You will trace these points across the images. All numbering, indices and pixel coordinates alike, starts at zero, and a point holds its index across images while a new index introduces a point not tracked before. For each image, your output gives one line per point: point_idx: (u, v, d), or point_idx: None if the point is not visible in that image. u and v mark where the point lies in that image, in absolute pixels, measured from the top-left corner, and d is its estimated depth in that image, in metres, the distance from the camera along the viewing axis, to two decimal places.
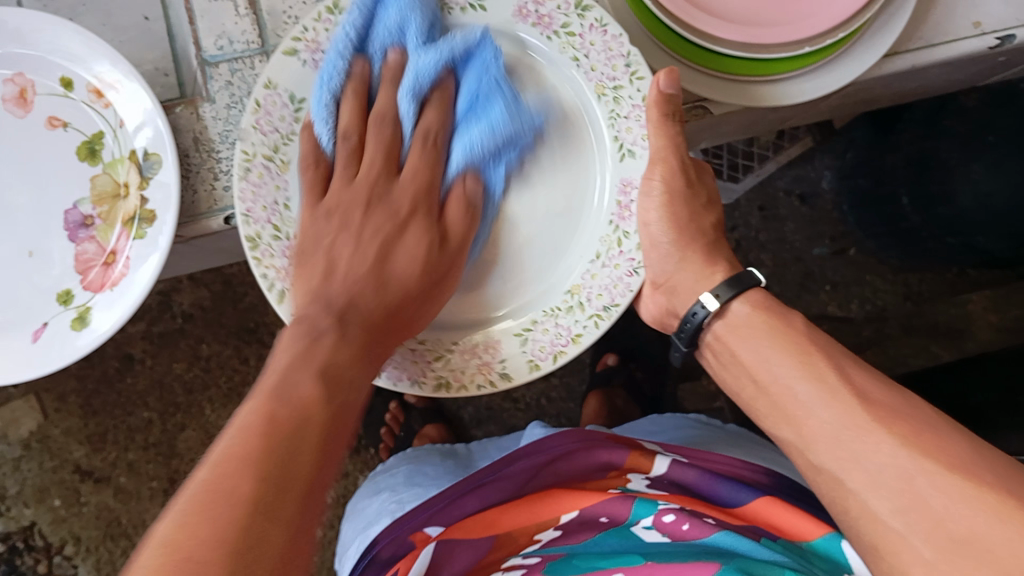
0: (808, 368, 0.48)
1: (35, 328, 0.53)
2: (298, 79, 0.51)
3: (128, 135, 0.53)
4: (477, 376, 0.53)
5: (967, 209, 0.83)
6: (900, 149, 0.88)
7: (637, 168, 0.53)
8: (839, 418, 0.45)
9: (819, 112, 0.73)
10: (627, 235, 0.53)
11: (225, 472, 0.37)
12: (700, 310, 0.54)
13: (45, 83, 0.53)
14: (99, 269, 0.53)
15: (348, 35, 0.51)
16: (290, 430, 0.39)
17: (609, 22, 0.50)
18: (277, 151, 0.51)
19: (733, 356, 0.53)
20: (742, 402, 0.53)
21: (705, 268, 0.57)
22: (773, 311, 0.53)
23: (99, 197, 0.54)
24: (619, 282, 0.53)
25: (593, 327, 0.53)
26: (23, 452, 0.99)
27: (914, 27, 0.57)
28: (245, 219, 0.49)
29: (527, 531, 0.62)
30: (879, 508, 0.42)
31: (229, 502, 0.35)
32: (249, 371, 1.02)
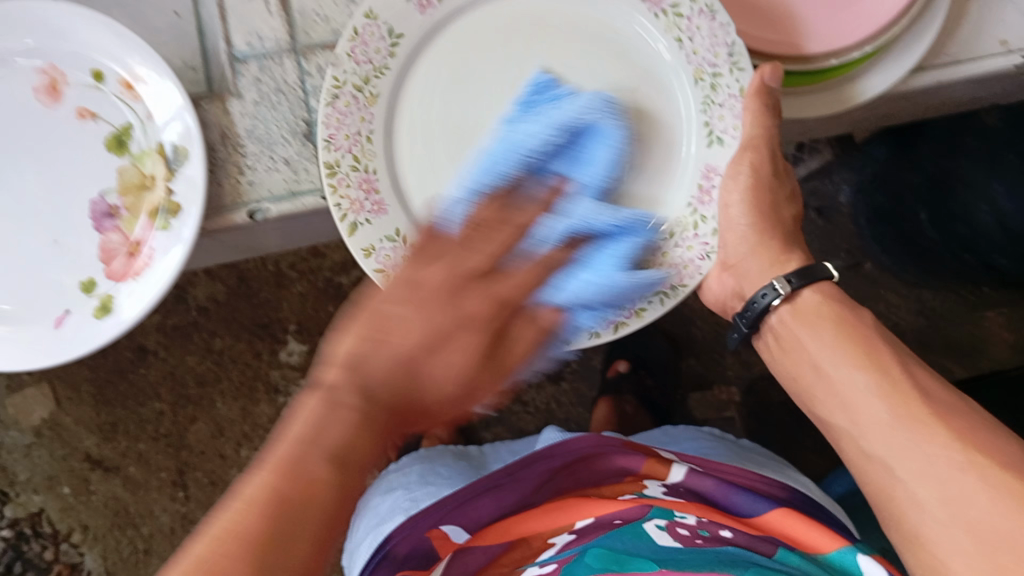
0: (868, 359, 0.48)
1: (56, 315, 0.54)
2: (400, 14, 0.50)
3: (155, 128, 0.53)
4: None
5: (987, 231, 0.84)
6: (919, 166, 0.86)
7: (723, 156, 0.51)
8: (893, 407, 0.45)
9: (839, 126, 0.73)
10: (704, 220, 0.51)
11: (245, 513, 0.34)
12: (769, 293, 0.53)
13: (75, 73, 0.54)
14: (122, 259, 0.54)
15: None
16: (302, 491, 0.35)
17: (718, 9, 0.50)
18: (366, 83, 0.50)
19: (797, 343, 0.52)
20: (800, 390, 0.53)
21: (779, 256, 0.56)
22: (840, 303, 0.52)
23: (125, 188, 0.54)
24: (688, 264, 0.51)
25: (658, 304, 0.51)
26: (33, 439, 1.00)
27: (940, 43, 0.57)
28: (326, 144, 0.49)
29: (542, 534, 0.64)
30: (926, 500, 0.43)
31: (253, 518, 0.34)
32: (260, 366, 1.02)
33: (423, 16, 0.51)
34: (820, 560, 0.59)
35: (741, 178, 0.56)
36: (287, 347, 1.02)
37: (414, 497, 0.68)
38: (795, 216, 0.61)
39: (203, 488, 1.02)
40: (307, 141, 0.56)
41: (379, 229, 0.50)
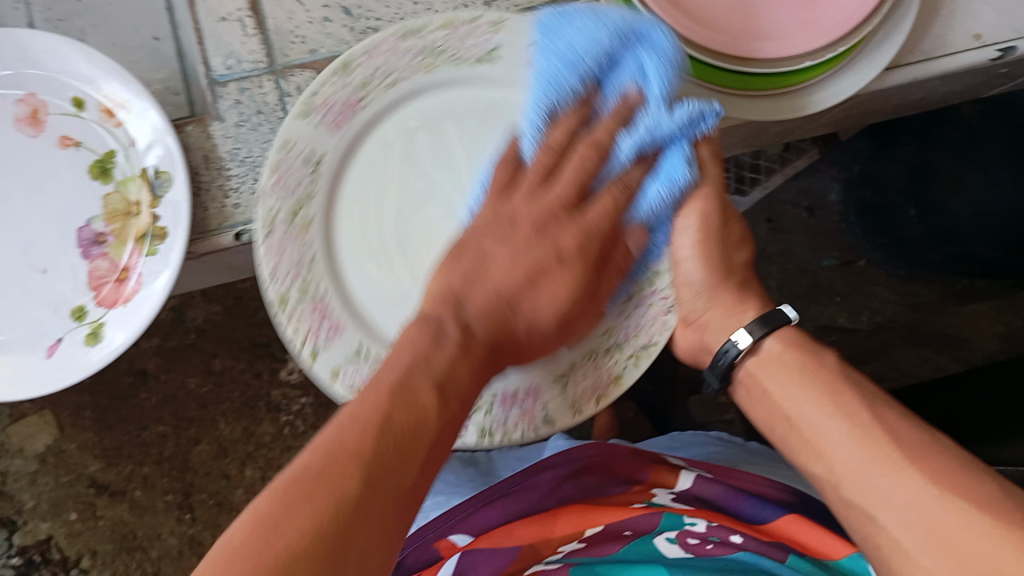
0: (838, 407, 0.46)
1: (49, 344, 0.54)
2: (313, 137, 0.51)
3: (137, 154, 0.54)
4: (519, 425, 0.52)
5: (959, 219, 0.85)
6: (901, 160, 0.88)
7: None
8: (868, 452, 0.44)
9: (821, 126, 0.74)
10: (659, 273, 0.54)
11: (345, 434, 0.38)
12: (732, 349, 0.51)
13: (57, 103, 0.55)
14: (111, 286, 0.54)
15: (362, 96, 0.52)
16: (404, 420, 0.40)
17: None
18: (298, 213, 0.51)
19: (764, 396, 0.50)
20: (773, 439, 0.50)
21: (736, 307, 0.53)
22: (806, 350, 0.50)
23: (111, 216, 0.55)
24: (654, 321, 0.53)
25: (632, 365, 0.52)
26: (38, 466, 1.00)
27: (913, 41, 0.58)
28: (272, 278, 0.50)
29: (550, 543, 0.61)
30: (908, 544, 0.41)
31: (336, 477, 0.36)
32: (260, 386, 1.03)
33: (338, 133, 0.52)
34: (830, 564, 0.58)
35: (691, 229, 0.52)
36: (287, 366, 1.03)
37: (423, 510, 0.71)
38: (749, 260, 0.56)
39: (209, 510, 1.02)
40: None
41: (339, 350, 0.50)
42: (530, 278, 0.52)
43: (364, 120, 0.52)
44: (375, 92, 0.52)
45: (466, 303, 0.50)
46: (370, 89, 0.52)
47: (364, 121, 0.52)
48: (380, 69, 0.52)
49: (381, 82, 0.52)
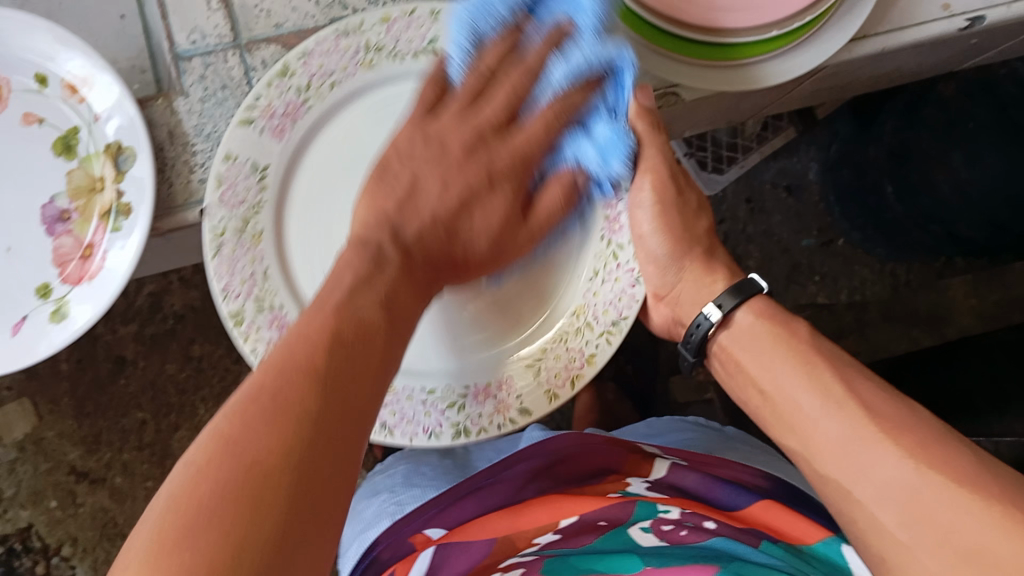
0: (813, 378, 0.48)
1: (13, 322, 0.54)
2: (257, 145, 0.53)
3: (102, 130, 0.54)
4: (494, 417, 0.53)
5: (947, 198, 0.83)
6: (881, 140, 0.89)
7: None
8: (844, 426, 0.45)
9: (793, 100, 0.74)
10: (621, 248, 0.56)
11: (279, 382, 0.36)
12: (705, 322, 0.54)
13: (20, 79, 0.54)
14: (76, 263, 0.54)
15: (304, 99, 0.54)
16: (346, 344, 0.39)
17: None
18: (247, 224, 0.52)
19: (739, 367, 0.53)
20: (750, 411, 0.53)
21: (705, 277, 0.56)
22: (778, 318, 0.52)
23: (76, 192, 0.54)
24: (623, 295, 0.54)
25: (605, 344, 0.53)
26: (17, 455, 1.00)
27: (882, 10, 0.57)
28: (224, 295, 0.51)
29: (525, 535, 0.61)
30: (887, 520, 0.42)
31: (296, 386, 0.36)
32: (240, 371, 1.02)
33: (282, 142, 0.54)
34: (803, 549, 0.59)
35: (646, 205, 0.55)
36: None
37: (398, 501, 0.68)
38: (710, 227, 0.59)
39: None
40: None
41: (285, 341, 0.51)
42: (463, 205, 0.52)
43: (306, 126, 0.54)
44: (316, 95, 0.54)
45: (403, 228, 0.50)
46: (311, 92, 0.54)
47: (306, 127, 0.54)
48: (318, 73, 0.54)
49: (322, 85, 0.54)
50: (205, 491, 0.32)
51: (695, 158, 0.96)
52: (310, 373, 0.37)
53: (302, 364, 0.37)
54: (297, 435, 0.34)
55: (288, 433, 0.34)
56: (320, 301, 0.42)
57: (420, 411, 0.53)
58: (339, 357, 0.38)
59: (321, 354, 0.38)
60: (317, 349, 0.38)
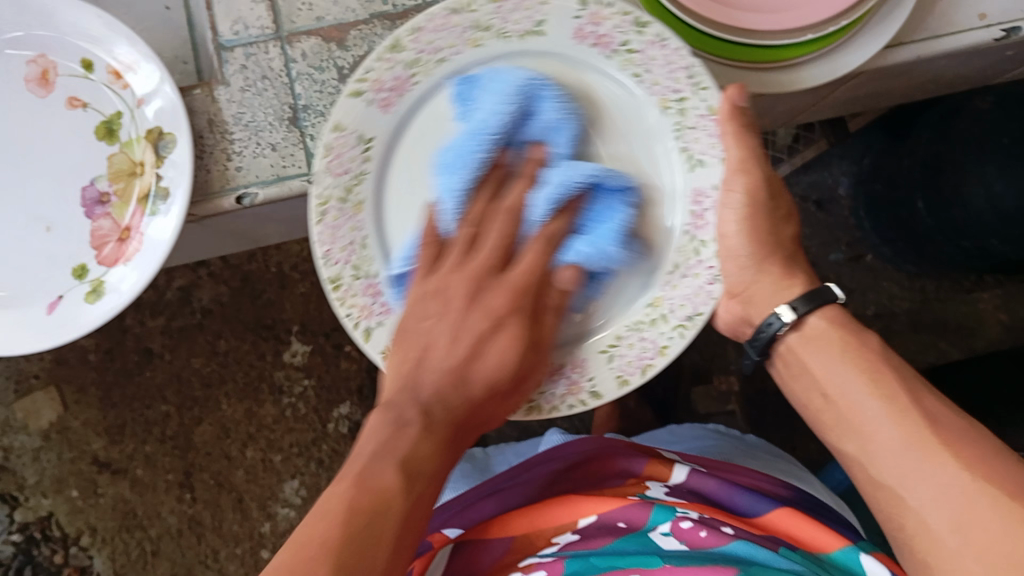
0: (878, 386, 0.48)
1: (50, 300, 0.55)
2: (364, 118, 0.50)
3: (143, 115, 0.55)
4: (566, 397, 0.52)
5: (980, 213, 0.83)
6: (913, 153, 0.88)
7: (710, 177, 0.52)
8: (906, 434, 0.46)
9: (825, 108, 0.74)
10: (703, 244, 0.52)
11: (302, 551, 0.39)
12: (775, 322, 0.53)
13: (66, 64, 0.55)
14: (113, 244, 0.55)
15: (411, 73, 0.51)
16: (368, 511, 0.42)
17: (669, 37, 0.50)
18: (349, 193, 0.51)
19: (805, 370, 0.52)
20: (807, 414, 0.53)
21: (782, 280, 0.55)
22: (848, 327, 0.52)
23: (116, 175, 0.56)
24: (699, 291, 0.52)
25: (679, 338, 0.51)
26: (42, 442, 1.00)
27: (920, 18, 0.58)
28: (324, 262, 0.50)
29: (546, 533, 0.62)
30: (938, 527, 0.43)
31: (310, 574, 0.38)
32: (265, 367, 1.03)
33: (389, 113, 0.51)
34: (822, 558, 0.58)
35: (735, 207, 0.52)
36: (292, 349, 1.03)
37: None
38: (795, 235, 0.57)
39: (210, 489, 1.02)
40: (293, 127, 0.57)
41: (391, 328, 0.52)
42: (473, 349, 0.51)
43: (413, 99, 0.52)
44: (424, 69, 0.51)
45: (422, 389, 0.49)
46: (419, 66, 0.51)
47: (413, 99, 0.52)
48: (429, 48, 0.51)
49: (430, 60, 0.51)
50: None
51: None
52: (333, 542, 0.40)
53: (328, 530, 0.40)
54: None
55: None
56: (347, 468, 0.45)
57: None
58: (362, 523, 0.41)
59: (344, 521, 0.41)
60: (338, 517, 0.41)
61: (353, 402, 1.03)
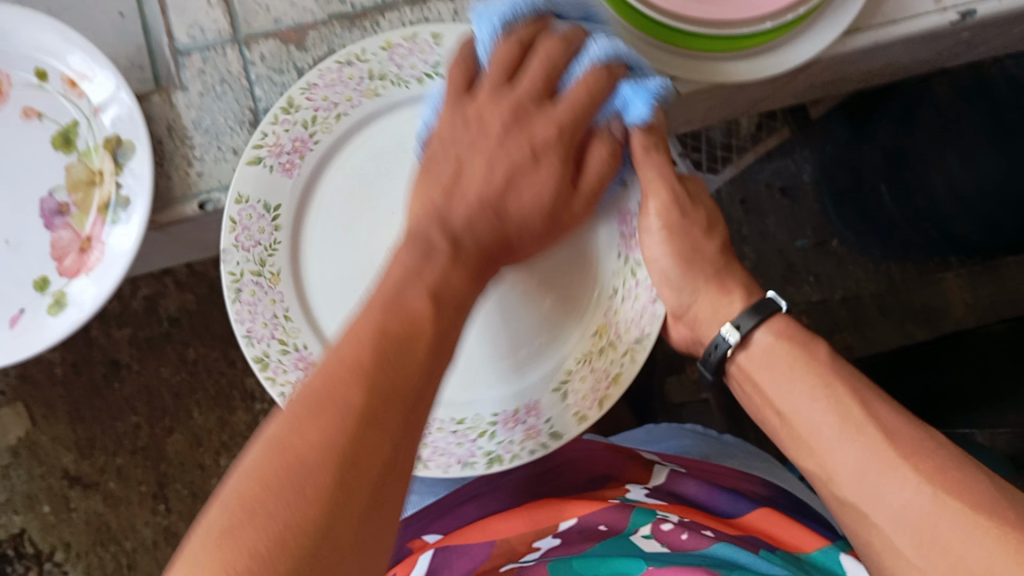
0: (831, 402, 0.48)
1: (12, 314, 0.54)
2: (269, 185, 0.53)
3: (100, 124, 0.54)
4: (526, 443, 0.53)
5: (942, 199, 0.85)
6: (876, 140, 0.89)
7: (629, 196, 0.56)
8: (862, 453, 0.45)
9: (786, 97, 0.75)
10: (639, 264, 0.55)
11: (334, 377, 0.38)
12: (722, 343, 0.53)
13: (21, 75, 0.54)
14: (74, 256, 0.54)
15: (310, 133, 0.54)
16: (399, 337, 0.41)
17: None
18: (264, 265, 0.53)
19: (755, 387, 0.52)
20: (766, 426, 0.53)
21: (722, 296, 0.55)
22: (796, 339, 0.51)
23: (74, 185, 0.55)
24: (644, 313, 0.53)
25: (630, 362, 0.52)
26: (11, 459, 0.99)
27: (875, 4, 0.58)
28: (248, 339, 0.52)
29: (525, 539, 0.61)
30: (903, 545, 0.43)
31: (339, 410, 0.36)
32: (236, 374, 1.02)
33: (293, 178, 0.54)
34: (804, 558, 0.59)
35: (654, 230, 0.54)
36: None
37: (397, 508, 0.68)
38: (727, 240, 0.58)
39: (184, 499, 1.01)
40: (254, 130, 0.57)
41: None
42: (507, 178, 0.52)
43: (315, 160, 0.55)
44: (323, 127, 0.54)
45: (450, 216, 0.50)
46: (317, 126, 0.54)
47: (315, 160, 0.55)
48: (324, 106, 0.54)
49: (328, 117, 0.54)
50: (282, 473, 0.34)
51: (689, 157, 1.00)
52: (366, 359, 0.39)
53: (359, 351, 0.39)
54: (317, 518, 0.33)
55: (308, 516, 0.33)
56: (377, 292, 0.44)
57: (452, 441, 0.54)
58: (392, 347, 0.40)
59: (374, 344, 0.40)
60: (370, 338, 0.40)
61: None
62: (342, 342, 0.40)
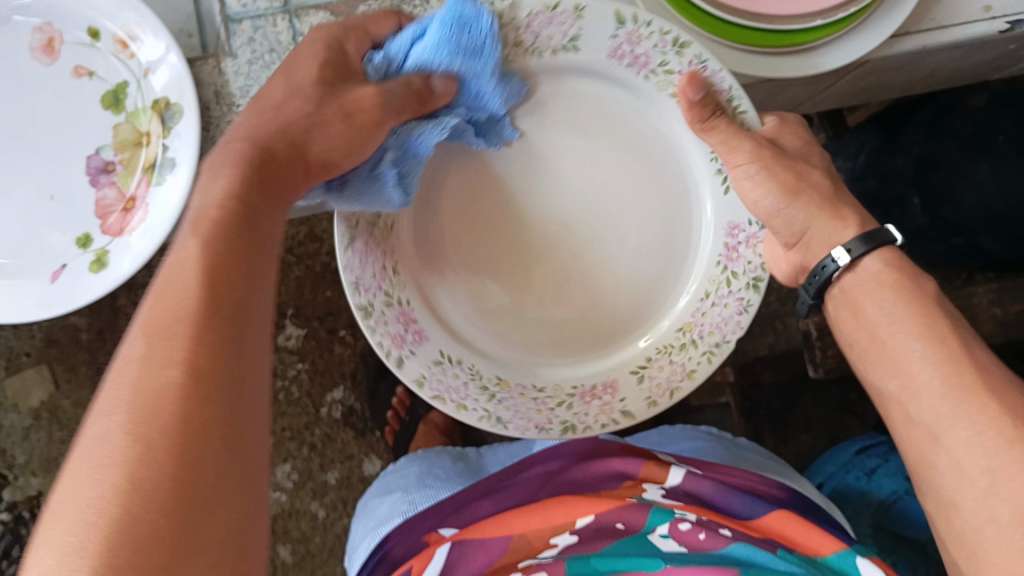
0: (929, 337, 0.48)
1: (53, 269, 0.55)
2: (597, 31, 0.51)
3: (150, 86, 0.55)
4: (388, 336, 0.52)
5: (970, 211, 0.86)
6: (906, 150, 0.88)
7: (630, 401, 0.57)
8: (944, 377, 0.46)
9: (826, 98, 0.75)
10: (569, 404, 0.57)
11: (178, 341, 0.36)
12: (830, 264, 0.52)
13: (73, 33, 0.55)
14: (117, 215, 0.55)
15: (654, 67, 0.52)
16: (228, 279, 0.39)
17: (750, 310, 0.55)
18: (520, 45, 0.51)
19: (856, 311, 0.52)
20: (855, 353, 0.54)
21: (837, 222, 0.53)
22: (906, 271, 0.51)
23: (121, 145, 0.56)
24: (538, 415, 0.56)
25: (478, 413, 0.54)
26: (32, 421, 1.00)
27: (925, 9, 0.58)
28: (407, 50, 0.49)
29: (543, 534, 0.62)
30: (967, 470, 0.44)
31: (185, 375, 0.35)
32: None
33: (607, 57, 0.52)
34: (820, 560, 0.58)
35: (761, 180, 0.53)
36: (286, 331, 1.02)
37: (411, 500, 0.68)
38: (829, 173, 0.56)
39: None
40: None
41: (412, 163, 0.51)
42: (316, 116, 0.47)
43: (624, 77, 0.53)
44: (657, 81, 0.53)
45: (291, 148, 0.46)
46: (658, 75, 0.53)
47: (624, 77, 0.53)
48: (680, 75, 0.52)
49: (667, 83, 0.53)
50: (142, 424, 0.33)
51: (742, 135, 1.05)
52: (216, 306, 0.38)
53: (205, 294, 0.38)
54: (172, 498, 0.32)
55: (160, 501, 0.32)
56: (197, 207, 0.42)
57: (370, 271, 0.52)
58: (233, 304, 0.38)
59: (216, 283, 0.38)
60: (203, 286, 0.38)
61: (347, 386, 1.03)
62: (202, 225, 0.40)
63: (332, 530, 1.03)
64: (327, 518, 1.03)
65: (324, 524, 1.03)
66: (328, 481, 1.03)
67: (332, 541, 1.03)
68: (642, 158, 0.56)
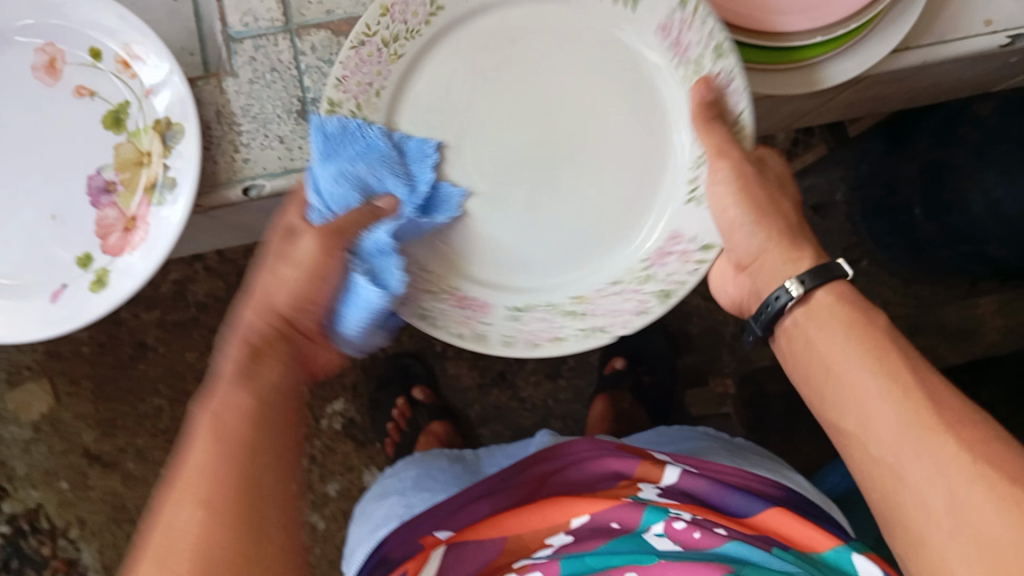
0: (883, 367, 0.45)
1: (53, 289, 0.55)
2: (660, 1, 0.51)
3: (152, 106, 0.55)
4: None
5: (979, 218, 0.84)
6: (913, 158, 0.89)
7: (493, 324, 0.52)
8: (902, 413, 0.44)
9: (828, 112, 0.75)
10: (443, 300, 0.52)
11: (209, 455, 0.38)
12: (783, 295, 0.50)
13: (75, 53, 0.55)
14: (119, 235, 0.55)
15: (694, 57, 0.51)
16: (264, 409, 0.41)
17: (651, 315, 0.52)
18: None
19: (808, 344, 0.50)
20: (804, 388, 0.51)
21: (792, 254, 0.52)
22: (856, 304, 0.49)
23: (122, 165, 0.56)
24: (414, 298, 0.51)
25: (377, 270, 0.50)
26: (33, 434, 1.00)
27: (926, 24, 0.58)
28: (337, 83, 0.48)
29: (538, 535, 0.62)
30: (933, 507, 0.42)
31: (218, 485, 0.37)
32: None
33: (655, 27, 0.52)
34: (817, 558, 0.59)
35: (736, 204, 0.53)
36: None
37: (409, 503, 0.68)
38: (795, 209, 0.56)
39: None
40: (301, 120, 0.57)
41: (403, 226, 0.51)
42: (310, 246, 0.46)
43: (655, 59, 0.53)
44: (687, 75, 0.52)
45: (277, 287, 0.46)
46: (691, 69, 0.51)
47: (655, 59, 0.53)
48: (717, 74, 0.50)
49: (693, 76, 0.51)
50: (180, 541, 0.36)
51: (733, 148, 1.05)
52: (248, 428, 0.40)
53: (234, 421, 0.40)
54: None
55: None
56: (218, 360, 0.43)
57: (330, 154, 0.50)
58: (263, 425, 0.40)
59: (246, 414, 0.40)
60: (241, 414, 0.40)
61: (348, 398, 1.04)
62: (218, 382, 0.42)
63: (332, 541, 1.02)
64: (327, 529, 1.03)
65: (325, 535, 1.03)
66: (329, 492, 1.03)
67: (332, 553, 1.03)
68: (626, 124, 0.53)
